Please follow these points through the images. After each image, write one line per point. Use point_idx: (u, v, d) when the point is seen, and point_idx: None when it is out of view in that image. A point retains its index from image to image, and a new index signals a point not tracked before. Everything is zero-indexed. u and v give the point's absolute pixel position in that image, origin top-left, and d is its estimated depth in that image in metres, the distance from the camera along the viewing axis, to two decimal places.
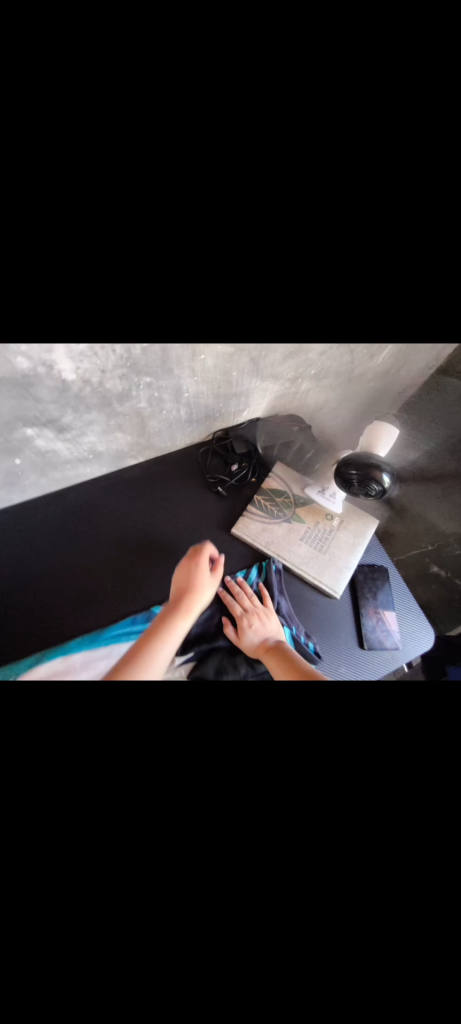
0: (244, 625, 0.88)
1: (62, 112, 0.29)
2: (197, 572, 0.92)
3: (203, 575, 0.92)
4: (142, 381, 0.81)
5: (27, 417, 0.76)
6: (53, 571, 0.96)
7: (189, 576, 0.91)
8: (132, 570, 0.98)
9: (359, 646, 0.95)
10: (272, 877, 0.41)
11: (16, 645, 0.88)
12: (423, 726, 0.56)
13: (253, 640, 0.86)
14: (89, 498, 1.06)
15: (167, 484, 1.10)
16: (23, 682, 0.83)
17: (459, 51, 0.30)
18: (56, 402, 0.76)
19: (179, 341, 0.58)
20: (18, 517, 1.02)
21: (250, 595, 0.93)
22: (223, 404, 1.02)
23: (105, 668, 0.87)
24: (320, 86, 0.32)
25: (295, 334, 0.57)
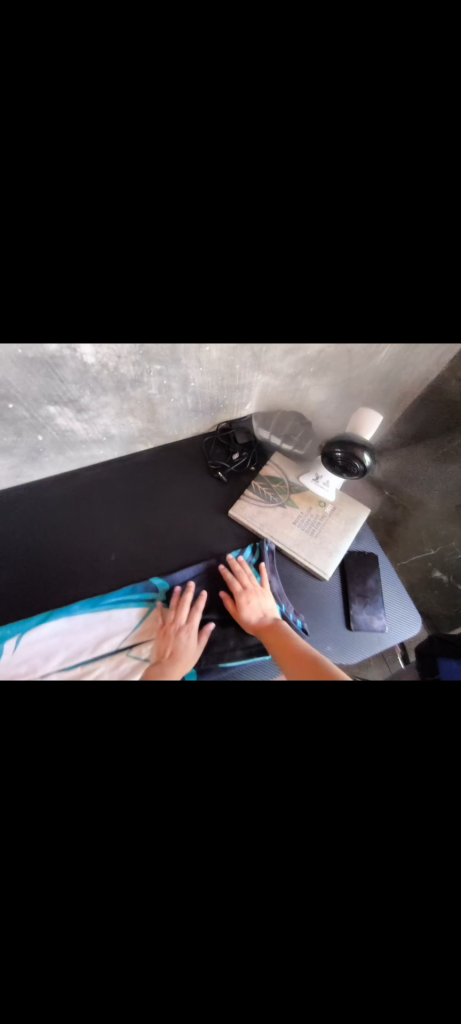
0: (243, 599, 0.95)
1: (87, 107, 0.36)
2: (184, 637, 0.92)
3: (191, 639, 0.92)
4: (153, 368, 0.88)
5: (52, 395, 0.84)
6: (63, 541, 1.04)
7: (176, 639, 0.92)
8: (137, 544, 1.05)
9: (345, 626, 1.00)
10: None
11: (27, 606, 0.96)
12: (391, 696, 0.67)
13: (250, 614, 0.93)
14: (101, 479, 1.14)
15: (172, 470, 1.17)
16: (32, 635, 0.91)
17: (424, 59, 0.35)
18: (77, 383, 0.84)
19: (188, 331, 0.66)
20: (35, 492, 1.10)
21: (249, 573, 0.99)
22: (227, 396, 1.09)
23: (104, 631, 0.93)
24: (305, 86, 0.37)
25: (291, 324, 0.64)
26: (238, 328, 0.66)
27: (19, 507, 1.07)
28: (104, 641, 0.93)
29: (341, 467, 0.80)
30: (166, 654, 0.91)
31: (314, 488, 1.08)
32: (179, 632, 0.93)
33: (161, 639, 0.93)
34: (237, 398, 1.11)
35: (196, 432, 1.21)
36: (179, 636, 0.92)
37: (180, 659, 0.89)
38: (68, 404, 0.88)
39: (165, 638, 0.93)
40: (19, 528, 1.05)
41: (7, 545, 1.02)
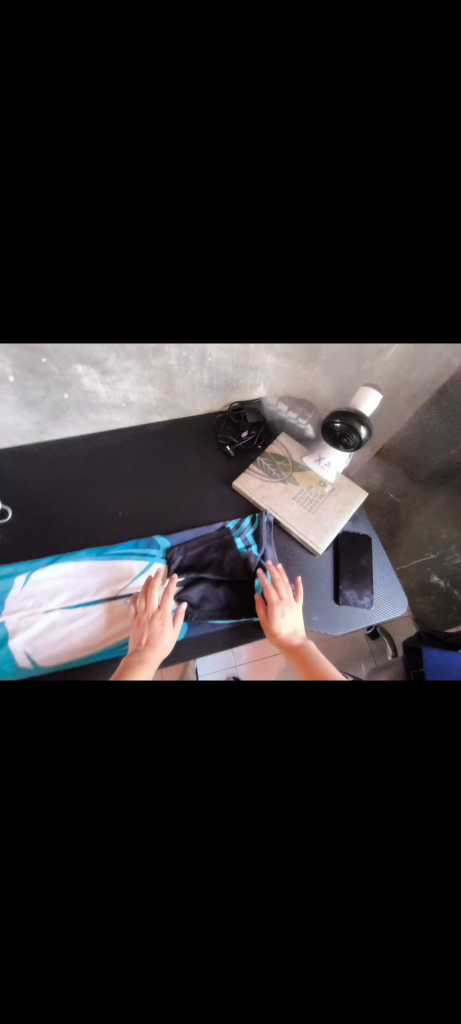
0: (278, 609, 0.94)
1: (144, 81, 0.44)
2: (158, 624, 0.91)
3: (166, 625, 0.91)
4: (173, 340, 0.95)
5: (80, 356, 0.93)
6: (76, 495, 1.12)
7: (151, 626, 0.91)
8: (143, 505, 1.12)
9: (333, 599, 1.04)
10: None
11: (37, 548, 1.03)
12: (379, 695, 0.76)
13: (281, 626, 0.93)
14: (116, 444, 1.21)
15: (183, 442, 1.24)
16: (40, 573, 0.99)
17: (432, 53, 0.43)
18: (103, 346, 0.91)
19: (211, 298, 0.73)
20: (55, 451, 1.18)
21: (286, 585, 0.97)
22: (241, 375, 1.15)
23: (105, 577, 1.00)
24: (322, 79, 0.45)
25: (305, 296, 0.70)
26: (256, 298, 0.72)
27: (39, 461, 1.16)
28: (104, 587, 0.99)
29: (339, 442, 0.86)
30: (142, 642, 0.90)
31: (316, 469, 1.13)
32: (155, 620, 0.92)
33: (135, 628, 0.92)
34: (250, 379, 1.18)
35: (208, 410, 1.27)
36: (154, 624, 0.92)
37: (155, 646, 0.88)
38: (94, 365, 0.97)
39: (140, 626, 0.92)
40: (38, 480, 1.13)
41: (25, 493, 1.10)
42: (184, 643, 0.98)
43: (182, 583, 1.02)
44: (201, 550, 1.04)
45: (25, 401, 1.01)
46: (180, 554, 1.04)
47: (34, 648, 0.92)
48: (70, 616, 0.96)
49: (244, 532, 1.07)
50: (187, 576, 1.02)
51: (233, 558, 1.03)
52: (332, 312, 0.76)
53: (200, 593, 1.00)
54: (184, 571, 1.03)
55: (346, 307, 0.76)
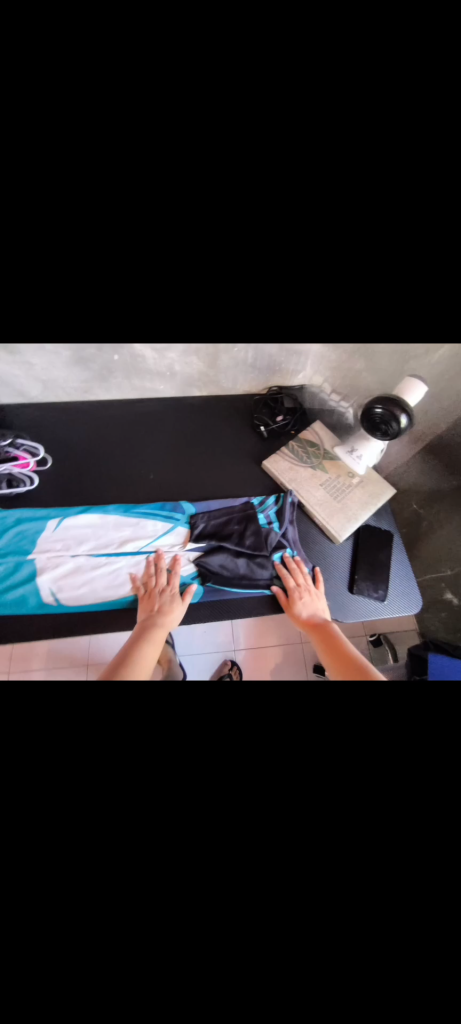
0: (296, 596, 1.00)
1: None
2: (168, 597, 0.97)
3: (175, 597, 0.97)
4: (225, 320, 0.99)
5: None
6: (112, 455, 1.18)
7: (162, 598, 0.97)
8: (173, 471, 1.16)
9: (347, 589, 1.05)
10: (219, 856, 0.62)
11: (72, 498, 1.10)
12: (394, 709, 0.75)
13: (302, 610, 0.99)
14: (155, 412, 1.26)
15: (219, 418, 1.27)
16: (70, 521, 1.04)
17: None
18: None
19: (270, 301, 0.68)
20: (98, 412, 1.24)
21: (305, 572, 1.03)
22: (284, 360, 1.16)
23: (129, 533, 1.04)
24: None
25: (372, 287, 0.67)
26: (320, 297, 0.68)
27: (82, 417, 1.22)
28: (128, 543, 1.03)
29: (379, 430, 0.87)
30: (154, 612, 0.95)
31: (347, 460, 1.11)
32: (164, 594, 0.98)
33: (146, 599, 0.97)
34: (294, 364, 1.18)
35: (247, 390, 1.29)
36: (164, 597, 0.97)
37: (166, 616, 0.94)
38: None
39: (151, 597, 0.97)
40: (79, 434, 1.20)
41: (66, 445, 1.18)
42: (197, 606, 1.02)
43: (202, 549, 1.04)
44: (224, 520, 1.07)
45: (78, 358, 1.06)
46: (204, 520, 1.06)
47: (58, 589, 0.98)
48: (93, 565, 1.00)
49: (267, 511, 1.09)
50: (208, 542, 1.04)
51: (254, 532, 1.05)
52: (397, 309, 0.71)
53: (220, 561, 1.02)
54: (204, 537, 1.05)
55: (410, 308, 0.71)
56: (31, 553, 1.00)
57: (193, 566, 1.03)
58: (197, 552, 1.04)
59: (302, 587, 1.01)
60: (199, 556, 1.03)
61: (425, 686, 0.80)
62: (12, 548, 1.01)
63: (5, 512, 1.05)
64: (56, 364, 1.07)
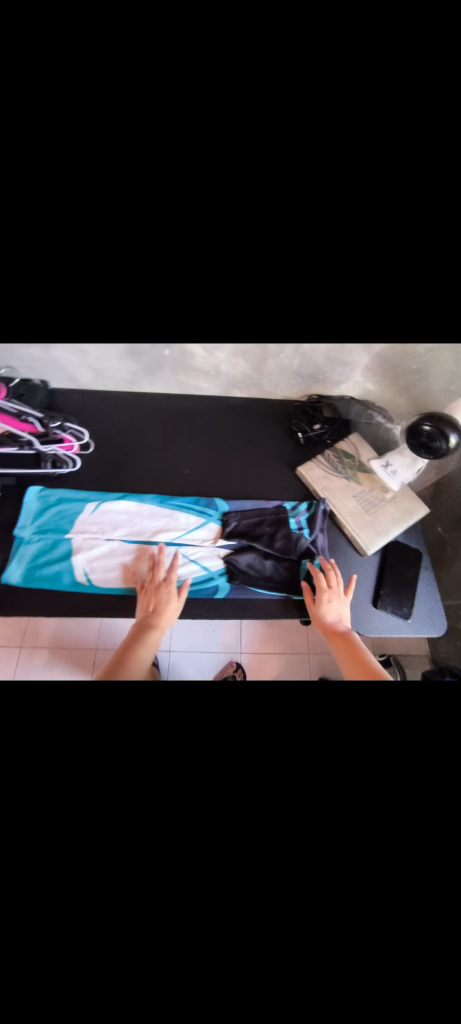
0: (326, 595, 1.00)
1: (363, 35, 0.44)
2: (162, 595, 0.99)
3: (171, 595, 0.99)
4: None
5: None
6: (151, 447, 1.22)
7: (157, 595, 0.99)
8: (208, 469, 1.20)
9: (372, 604, 1.05)
10: (236, 871, 0.62)
11: (110, 484, 1.14)
12: (411, 732, 0.77)
13: (328, 611, 0.99)
14: (195, 410, 1.29)
15: (257, 422, 1.29)
16: (107, 506, 1.08)
17: None
18: None
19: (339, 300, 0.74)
20: (141, 404, 1.27)
21: (336, 573, 1.03)
22: (329, 369, 1.17)
23: (163, 523, 1.07)
24: None
25: None
26: None
27: (126, 407, 1.26)
28: (161, 533, 1.06)
29: (425, 447, 0.88)
30: (149, 610, 0.98)
31: (380, 475, 1.12)
32: (161, 592, 0.99)
33: (143, 596, 0.99)
34: (338, 374, 1.19)
35: (287, 396, 1.31)
36: (161, 596, 0.99)
37: (162, 616, 0.97)
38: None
39: (147, 595, 0.99)
40: (122, 423, 1.24)
41: (109, 433, 1.22)
42: (221, 602, 1.04)
43: (232, 547, 1.07)
44: (255, 521, 1.10)
45: (132, 351, 1.10)
46: (236, 518, 1.09)
47: (91, 570, 1.01)
48: (126, 550, 1.04)
49: (298, 516, 1.12)
50: (238, 541, 1.06)
51: (284, 537, 1.08)
52: None
53: (251, 564, 1.05)
54: (234, 536, 1.08)
55: None
56: (68, 532, 1.04)
57: (221, 561, 1.05)
58: (227, 550, 1.06)
59: (333, 589, 1.01)
60: (228, 554, 1.06)
61: (438, 714, 0.86)
62: (52, 526, 1.04)
63: (48, 490, 1.09)
64: (109, 355, 1.12)
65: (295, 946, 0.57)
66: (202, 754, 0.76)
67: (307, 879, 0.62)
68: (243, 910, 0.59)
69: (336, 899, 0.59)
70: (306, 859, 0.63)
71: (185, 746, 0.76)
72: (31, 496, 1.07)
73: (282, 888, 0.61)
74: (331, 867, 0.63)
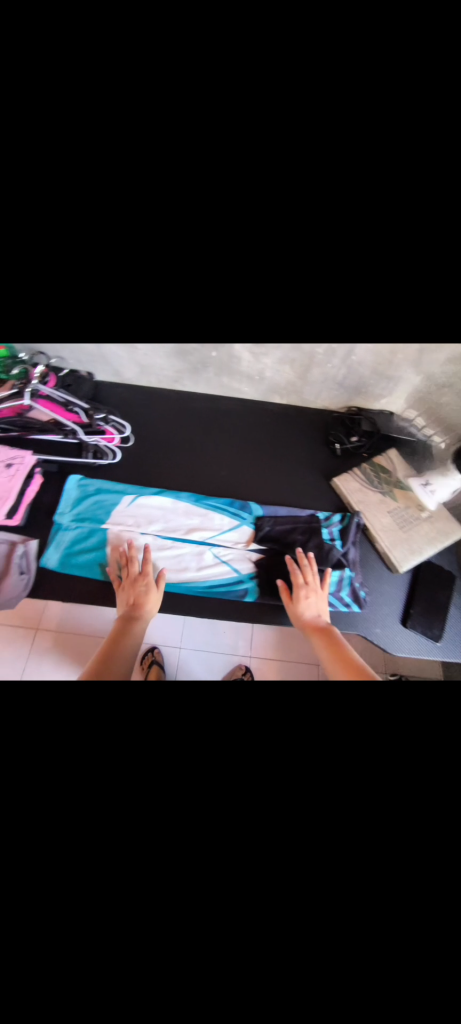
0: (302, 595, 0.99)
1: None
2: (139, 587, 0.98)
3: (150, 588, 0.98)
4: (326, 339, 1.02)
5: None
6: (189, 446, 1.23)
7: (135, 588, 0.98)
8: (244, 471, 1.21)
9: (399, 623, 1.04)
10: (256, 885, 0.62)
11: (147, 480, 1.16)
12: (440, 751, 0.74)
13: (307, 610, 0.98)
14: (234, 412, 1.29)
15: (295, 429, 1.29)
16: (143, 501, 1.10)
17: None
18: None
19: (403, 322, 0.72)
20: (181, 402, 1.28)
21: (314, 573, 1.01)
22: (373, 382, 1.16)
23: (197, 523, 1.08)
24: None
25: None
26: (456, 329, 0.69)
27: (166, 405, 1.27)
28: (195, 531, 1.07)
29: None
30: (130, 603, 0.97)
31: (418, 492, 1.11)
32: (139, 586, 0.98)
33: (122, 594, 0.98)
34: (382, 389, 1.17)
35: (326, 405, 1.30)
36: (137, 588, 0.98)
37: (144, 609, 0.96)
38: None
39: (126, 591, 0.98)
40: (162, 420, 1.26)
41: (150, 428, 1.24)
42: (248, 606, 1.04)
43: (263, 552, 1.07)
44: (288, 528, 1.10)
45: (180, 349, 1.11)
46: (269, 524, 1.10)
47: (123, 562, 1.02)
48: (158, 545, 1.05)
49: (330, 527, 1.12)
50: (270, 547, 1.07)
51: (317, 547, 1.07)
52: None
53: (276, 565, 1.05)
54: (266, 542, 1.08)
55: None
56: (104, 523, 1.06)
57: (252, 564, 1.06)
58: (259, 554, 1.07)
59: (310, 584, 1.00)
60: (260, 559, 1.07)
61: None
62: (89, 514, 1.06)
63: (87, 479, 1.11)
64: (157, 351, 1.13)
65: (313, 975, 0.57)
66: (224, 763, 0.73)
67: (337, 908, 0.60)
68: (256, 926, 0.59)
69: (357, 916, 0.59)
70: (336, 881, 0.62)
71: (209, 753, 0.73)
72: (72, 483, 1.10)
73: (308, 912, 0.60)
74: (360, 889, 0.62)
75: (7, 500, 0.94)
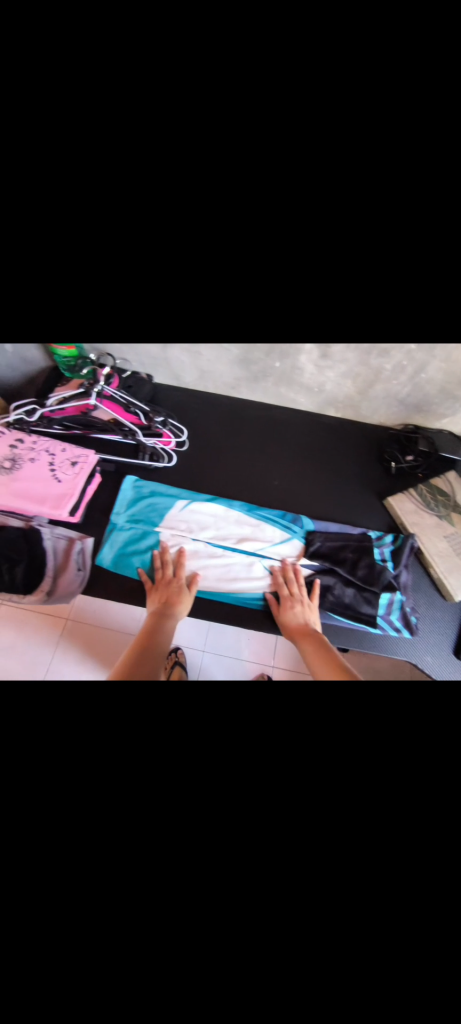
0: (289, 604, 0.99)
1: None
2: (170, 591, 0.98)
3: (182, 592, 0.98)
4: (397, 356, 0.99)
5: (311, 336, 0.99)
6: (242, 454, 1.24)
7: (167, 595, 0.97)
8: (296, 483, 1.21)
9: (451, 652, 1.02)
10: (335, 946, 0.52)
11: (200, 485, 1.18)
12: None
13: (292, 618, 0.96)
14: (288, 423, 1.29)
15: (348, 443, 1.28)
16: (196, 506, 1.11)
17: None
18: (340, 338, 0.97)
19: None
20: (237, 409, 1.30)
21: (300, 582, 1.02)
22: (438, 403, 1.13)
23: (249, 532, 1.09)
24: None
25: None
26: None
27: (222, 410, 1.29)
28: (246, 541, 1.08)
29: None
30: (161, 609, 0.95)
31: None
32: (171, 586, 0.99)
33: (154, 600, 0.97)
34: (447, 410, 1.14)
35: (382, 421, 1.28)
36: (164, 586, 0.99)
37: (176, 611, 0.95)
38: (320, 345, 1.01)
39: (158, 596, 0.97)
40: (215, 425, 1.27)
41: (204, 433, 1.25)
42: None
43: (315, 568, 1.07)
44: (339, 545, 1.09)
45: (243, 358, 1.11)
46: (320, 539, 1.09)
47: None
48: (209, 553, 1.06)
49: (382, 546, 1.09)
50: (321, 563, 1.06)
51: (369, 567, 1.05)
52: None
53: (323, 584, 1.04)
54: (317, 557, 1.07)
55: None
56: (158, 525, 1.07)
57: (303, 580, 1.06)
58: (310, 570, 1.06)
59: (296, 594, 1.00)
60: (310, 575, 1.06)
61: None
62: (143, 517, 1.08)
63: (142, 481, 1.13)
64: (219, 358, 1.14)
65: None
66: (281, 775, 0.65)
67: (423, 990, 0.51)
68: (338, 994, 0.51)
69: None
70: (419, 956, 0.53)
71: (264, 773, 0.66)
72: (127, 484, 1.11)
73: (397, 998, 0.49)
74: None
75: (71, 498, 0.95)
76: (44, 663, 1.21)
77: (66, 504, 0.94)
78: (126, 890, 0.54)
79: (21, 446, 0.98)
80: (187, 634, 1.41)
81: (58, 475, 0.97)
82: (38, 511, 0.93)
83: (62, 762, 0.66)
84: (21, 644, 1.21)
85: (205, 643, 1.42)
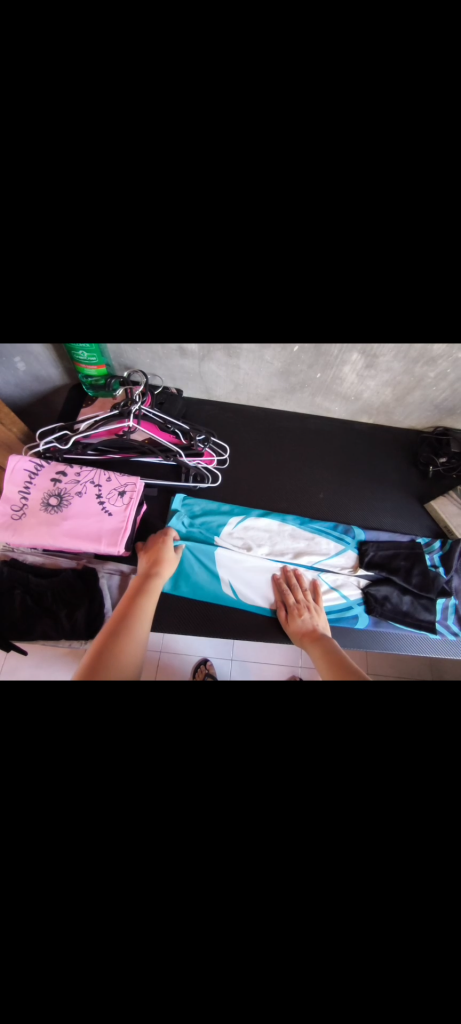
0: (296, 609, 0.97)
1: None
2: (158, 548, 0.97)
3: (168, 551, 0.97)
4: (440, 365, 1.00)
5: (357, 345, 0.96)
6: (282, 466, 1.22)
7: (155, 553, 0.96)
8: (341, 492, 1.21)
9: None
10: None
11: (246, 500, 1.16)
12: None
13: (302, 625, 0.94)
14: (323, 429, 1.28)
15: (383, 448, 1.28)
16: (250, 521, 1.11)
17: None
18: (388, 349, 0.96)
19: None
20: (270, 419, 1.28)
21: (304, 587, 1.02)
22: None
23: (303, 546, 1.09)
24: None
25: None
26: None
27: (258, 422, 1.27)
28: (303, 555, 1.08)
29: None
30: (150, 564, 0.94)
31: None
32: (160, 549, 0.96)
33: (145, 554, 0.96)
34: None
35: (413, 425, 1.29)
36: (156, 548, 0.97)
37: (161, 571, 0.93)
38: (365, 355, 0.99)
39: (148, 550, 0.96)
40: (254, 439, 1.24)
41: (243, 446, 1.22)
42: (360, 633, 1.05)
43: (369, 579, 1.08)
44: (390, 555, 1.08)
45: (283, 370, 1.08)
46: (373, 548, 1.09)
47: (235, 582, 1.04)
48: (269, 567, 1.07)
49: (431, 554, 1.10)
50: (375, 572, 1.07)
51: (426, 576, 1.05)
52: None
53: (380, 597, 1.04)
54: (371, 567, 1.07)
55: None
56: (215, 541, 1.07)
57: (359, 591, 1.06)
58: (366, 580, 1.08)
59: (302, 602, 0.99)
60: (366, 586, 1.06)
61: None
62: (199, 533, 1.07)
63: (193, 497, 1.12)
64: (258, 371, 1.10)
65: None
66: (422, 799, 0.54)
67: None
68: None
69: None
70: None
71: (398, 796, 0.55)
72: (176, 500, 1.09)
73: None
74: None
75: (125, 532, 0.88)
76: (73, 660, 1.20)
77: (121, 538, 0.87)
78: (293, 989, 0.46)
79: (65, 478, 0.91)
80: (215, 646, 1.40)
81: (109, 508, 0.90)
82: (91, 547, 0.86)
83: (159, 828, 0.50)
84: (46, 661, 1.18)
85: (232, 652, 1.42)
